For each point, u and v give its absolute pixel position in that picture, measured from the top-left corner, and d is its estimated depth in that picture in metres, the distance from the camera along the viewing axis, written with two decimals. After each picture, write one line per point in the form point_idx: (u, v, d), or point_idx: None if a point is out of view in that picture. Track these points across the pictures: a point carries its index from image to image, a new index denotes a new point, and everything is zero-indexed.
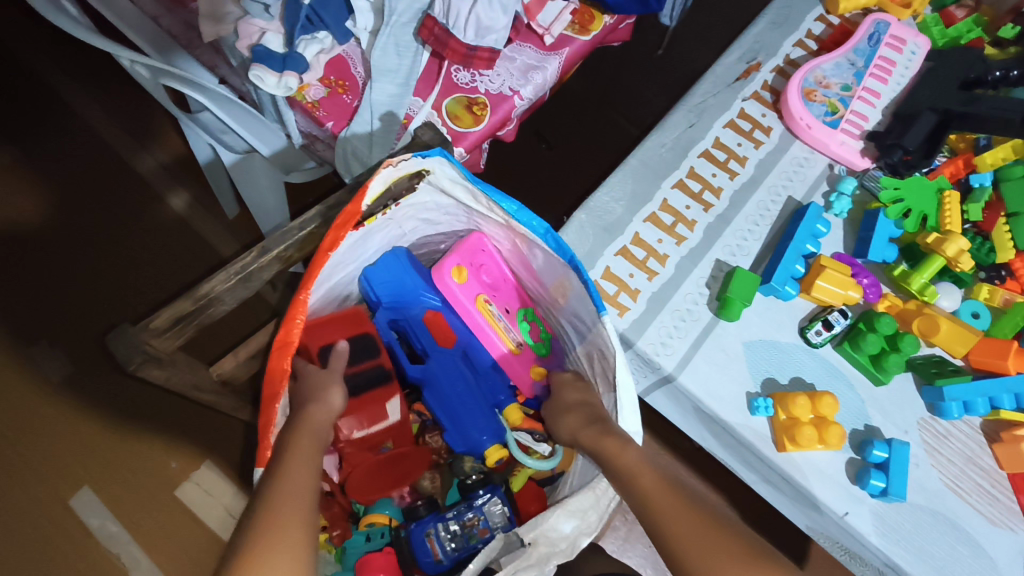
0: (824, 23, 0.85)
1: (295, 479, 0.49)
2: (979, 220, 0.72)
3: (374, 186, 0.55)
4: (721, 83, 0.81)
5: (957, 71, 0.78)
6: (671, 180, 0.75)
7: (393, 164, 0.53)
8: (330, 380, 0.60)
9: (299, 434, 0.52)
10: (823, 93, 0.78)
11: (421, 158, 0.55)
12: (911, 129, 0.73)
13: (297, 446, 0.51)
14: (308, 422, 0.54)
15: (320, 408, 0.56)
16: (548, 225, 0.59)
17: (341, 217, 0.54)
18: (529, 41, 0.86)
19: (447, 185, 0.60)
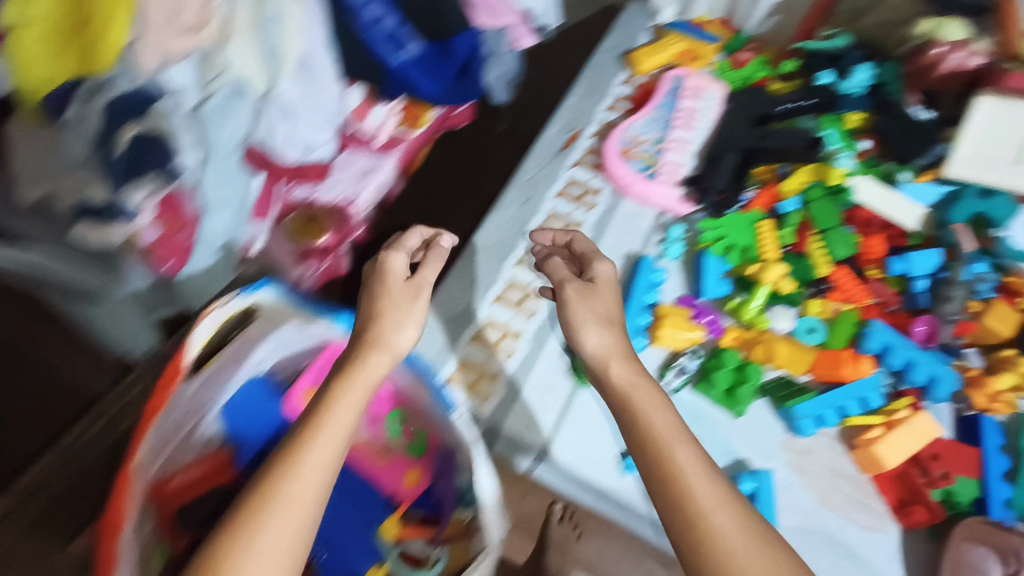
0: (631, 84, 0.92)
1: (308, 481, 0.41)
2: (793, 242, 0.78)
3: (200, 335, 0.61)
4: (547, 155, 0.86)
5: (749, 110, 0.86)
6: (513, 258, 0.78)
7: (217, 308, 0.62)
8: (404, 317, 0.49)
9: (342, 399, 0.44)
10: (638, 150, 0.84)
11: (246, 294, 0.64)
12: (718, 168, 0.80)
13: (330, 424, 0.43)
14: (347, 395, 0.45)
15: (382, 358, 0.47)
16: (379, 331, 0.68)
17: (166, 375, 0.60)
18: (360, 148, 0.88)
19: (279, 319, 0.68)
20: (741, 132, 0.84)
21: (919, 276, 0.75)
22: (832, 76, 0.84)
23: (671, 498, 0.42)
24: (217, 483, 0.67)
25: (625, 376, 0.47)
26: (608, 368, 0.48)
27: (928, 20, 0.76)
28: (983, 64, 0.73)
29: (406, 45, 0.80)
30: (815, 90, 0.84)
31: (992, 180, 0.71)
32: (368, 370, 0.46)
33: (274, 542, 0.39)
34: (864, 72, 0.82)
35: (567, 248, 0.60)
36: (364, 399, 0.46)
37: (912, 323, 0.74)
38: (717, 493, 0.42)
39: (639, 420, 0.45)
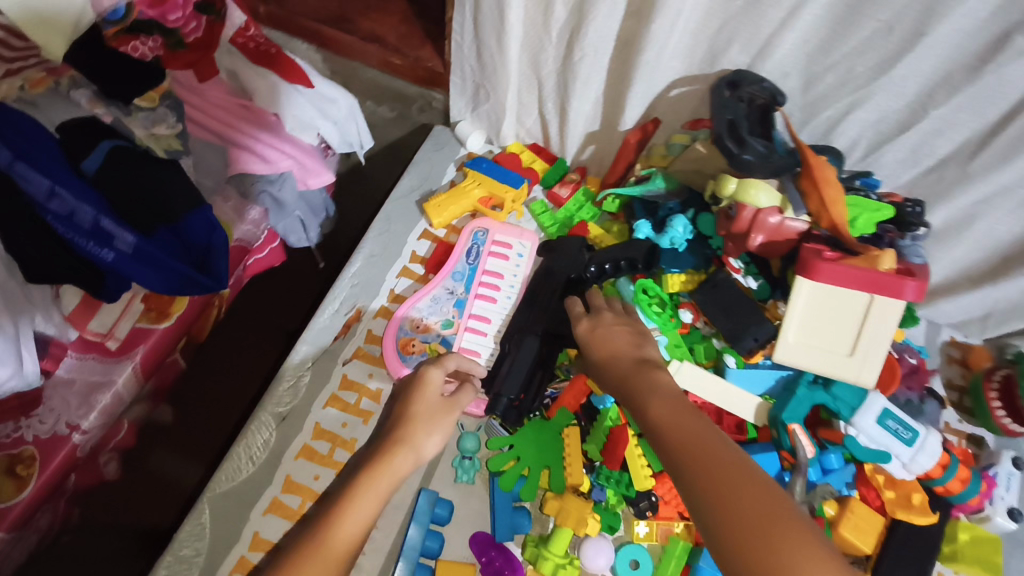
0: (428, 238, 0.77)
1: (348, 530, 0.49)
2: (601, 460, 0.63)
3: None
4: (318, 348, 0.70)
5: (558, 269, 0.71)
6: (262, 505, 0.61)
7: None
8: (433, 425, 0.55)
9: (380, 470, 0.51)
10: (421, 339, 0.70)
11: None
12: (506, 372, 0.64)
13: (364, 492, 0.50)
14: (389, 469, 0.52)
15: (406, 458, 0.53)
16: None
17: None
18: (90, 350, 0.71)
19: None
20: (544, 309, 0.69)
21: None
22: (648, 228, 0.70)
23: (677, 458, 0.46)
24: None
25: (664, 401, 0.50)
26: (647, 405, 0.50)
27: (731, 179, 0.61)
28: (803, 231, 0.61)
29: (117, 240, 0.66)
30: (625, 248, 0.69)
31: (819, 369, 0.59)
32: (396, 464, 0.52)
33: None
34: (682, 226, 0.68)
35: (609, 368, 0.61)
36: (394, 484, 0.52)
37: None
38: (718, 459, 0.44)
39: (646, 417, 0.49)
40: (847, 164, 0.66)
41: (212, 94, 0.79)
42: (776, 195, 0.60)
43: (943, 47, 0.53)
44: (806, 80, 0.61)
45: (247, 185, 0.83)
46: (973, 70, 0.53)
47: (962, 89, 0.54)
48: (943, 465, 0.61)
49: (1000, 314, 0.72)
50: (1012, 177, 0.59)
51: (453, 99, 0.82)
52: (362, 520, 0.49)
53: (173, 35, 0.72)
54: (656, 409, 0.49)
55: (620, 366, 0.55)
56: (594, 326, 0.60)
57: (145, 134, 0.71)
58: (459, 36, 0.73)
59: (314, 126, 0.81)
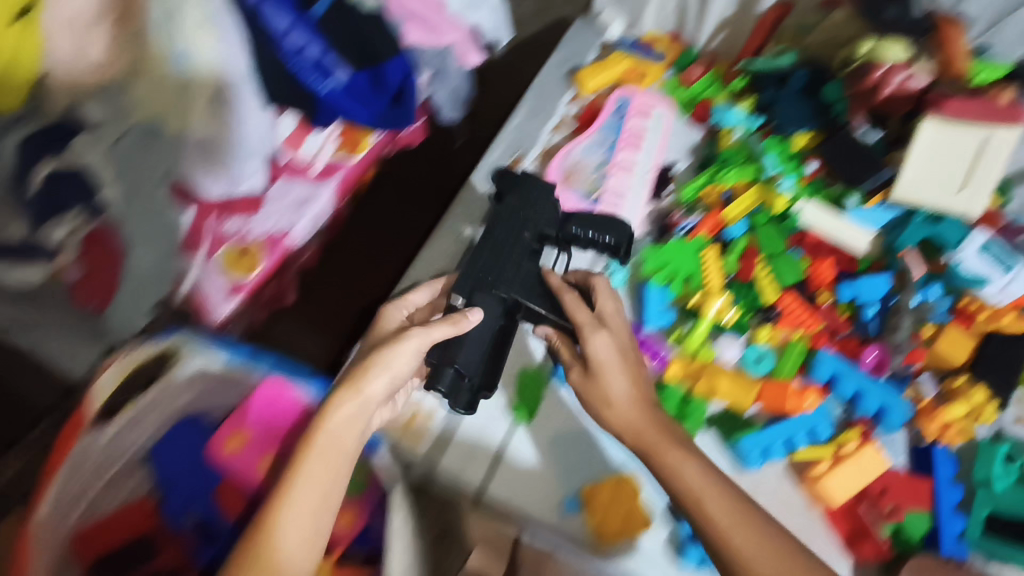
0: (577, 104, 0.89)
1: (303, 492, 0.51)
2: (737, 270, 0.76)
3: (105, 383, 0.59)
4: (488, 182, 0.84)
5: (513, 225, 0.68)
6: None
7: (118, 359, 0.60)
8: (382, 369, 0.57)
9: (308, 457, 0.53)
10: (580, 175, 0.81)
11: (162, 337, 0.62)
12: (467, 342, 0.61)
13: (302, 476, 0.52)
14: (328, 436, 0.54)
15: (345, 405, 0.55)
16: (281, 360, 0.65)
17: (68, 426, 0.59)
18: (296, 175, 0.84)
19: (200, 367, 0.65)
20: (507, 272, 0.66)
21: (868, 303, 0.73)
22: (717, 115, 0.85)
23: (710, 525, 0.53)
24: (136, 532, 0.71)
25: (696, 467, 0.56)
26: (680, 469, 0.56)
27: (867, 42, 0.73)
28: (924, 86, 0.71)
29: (334, 73, 0.78)
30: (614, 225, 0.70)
31: (933, 204, 0.69)
32: (332, 428, 0.54)
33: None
34: (728, 112, 0.84)
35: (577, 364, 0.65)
36: (343, 444, 0.55)
37: (861, 352, 0.72)
38: (726, 504, 0.53)
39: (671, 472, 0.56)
40: (971, 35, 0.73)
41: None
42: (905, 53, 0.71)
43: None
44: None
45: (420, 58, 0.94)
46: None
47: None
48: None
49: None
50: None
51: None
52: (320, 481, 0.52)
53: None
54: (688, 475, 0.55)
55: (630, 419, 0.59)
56: (609, 351, 0.62)
57: None
58: None
59: (477, 8, 0.97)
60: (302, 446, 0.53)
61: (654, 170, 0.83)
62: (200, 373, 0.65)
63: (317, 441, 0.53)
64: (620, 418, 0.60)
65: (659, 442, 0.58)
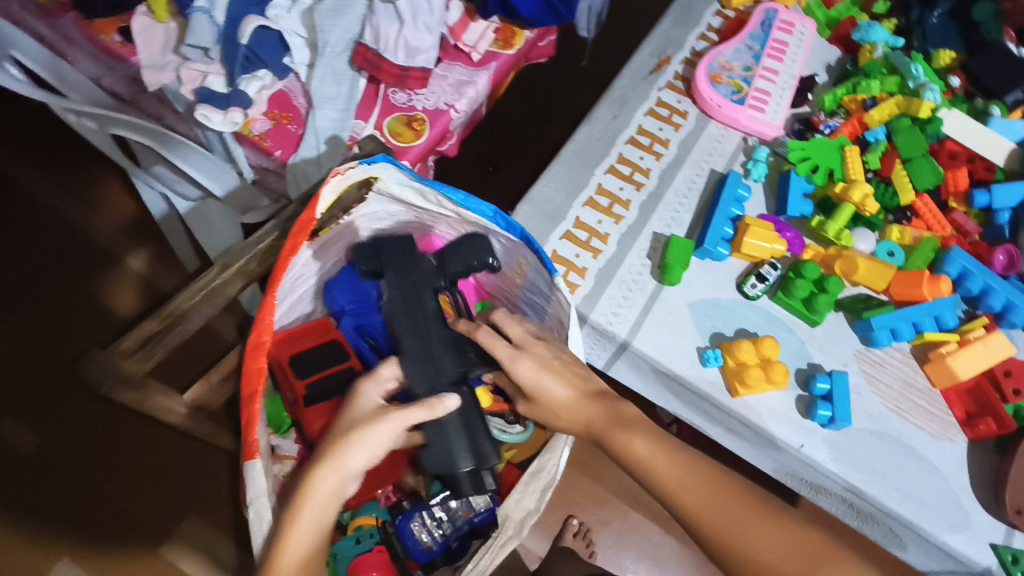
0: (722, 16, 0.94)
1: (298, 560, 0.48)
2: (878, 168, 0.80)
3: (325, 194, 0.59)
4: (637, 77, 0.89)
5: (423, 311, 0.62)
6: (606, 164, 0.82)
7: (341, 172, 0.58)
8: (364, 437, 0.50)
9: (298, 521, 0.48)
10: (727, 75, 0.86)
11: (365, 164, 0.60)
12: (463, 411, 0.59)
13: (292, 539, 0.48)
14: (317, 502, 0.48)
15: (326, 479, 0.48)
16: (496, 207, 0.64)
17: (297, 226, 0.59)
18: (458, 60, 0.92)
19: (397, 190, 0.65)
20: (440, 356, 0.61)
21: (1003, 209, 0.77)
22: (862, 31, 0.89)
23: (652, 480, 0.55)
24: (323, 338, 0.71)
25: (644, 438, 0.56)
26: (628, 443, 0.56)
27: None
28: None
29: None
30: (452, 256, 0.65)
31: None
32: (320, 492, 0.48)
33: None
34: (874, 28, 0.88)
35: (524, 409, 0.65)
36: (338, 494, 0.49)
37: (992, 252, 0.75)
38: (659, 446, 0.56)
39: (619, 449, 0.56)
40: None
41: None
42: None
43: None
44: None
45: None
46: None
47: None
48: None
49: None
50: None
51: None
52: (326, 518, 0.49)
53: None
54: (639, 449, 0.56)
55: (579, 414, 0.59)
56: (540, 371, 0.59)
57: None
58: None
59: None
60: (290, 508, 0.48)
61: (797, 78, 0.87)
62: (394, 193, 0.66)
63: (306, 504, 0.48)
64: (569, 420, 0.59)
65: (607, 429, 0.58)
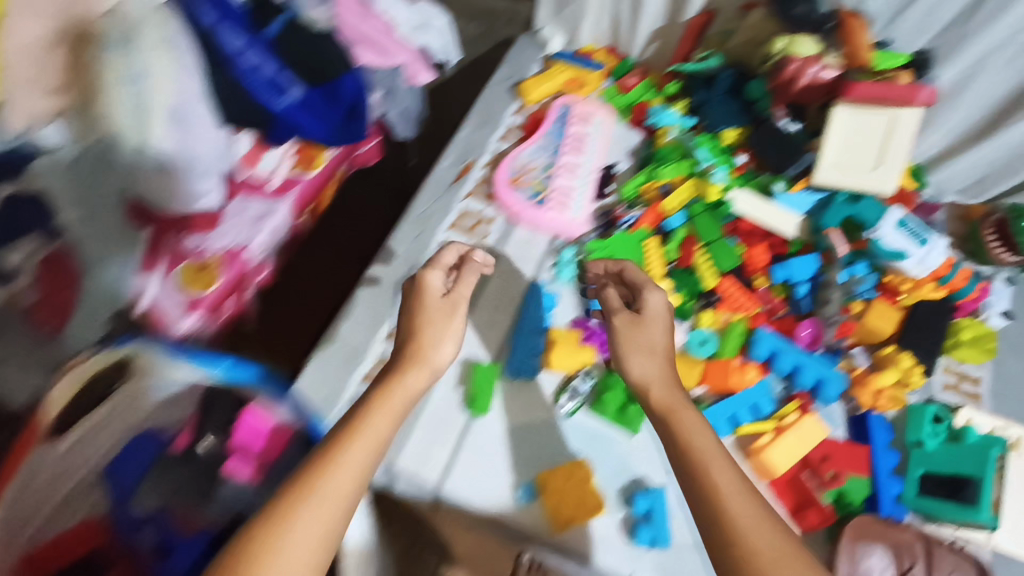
0: (522, 113, 0.94)
1: (357, 450, 0.48)
2: (677, 257, 0.80)
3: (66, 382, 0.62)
4: (440, 189, 0.87)
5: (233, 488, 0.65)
6: (408, 289, 0.79)
7: (74, 363, 0.63)
8: (443, 332, 0.57)
9: (376, 415, 0.50)
10: (527, 178, 0.86)
11: (119, 344, 0.65)
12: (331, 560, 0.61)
13: (370, 425, 0.49)
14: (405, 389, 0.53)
15: (418, 374, 0.54)
16: (259, 372, 0.67)
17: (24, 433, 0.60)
18: (253, 193, 0.88)
19: (158, 372, 0.65)
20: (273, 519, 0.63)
21: (801, 282, 0.77)
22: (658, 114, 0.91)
23: (693, 474, 0.51)
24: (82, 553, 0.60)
25: (706, 436, 0.53)
26: (688, 432, 0.53)
27: (781, 38, 0.77)
28: (836, 77, 0.75)
29: (289, 90, 0.82)
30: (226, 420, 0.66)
31: (851, 185, 0.75)
32: (409, 384, 0.53)
33: (312, 520, 0.43)
34: (663, 112, 0.91)
35: (616, 275, 0.71)
36: (397, 414, 0.52)
37: (797, 327, 0.75)
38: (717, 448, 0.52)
39: (675, 433, 0.53)
40: (874, 31, 0.80)
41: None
42: (815, 46, 0.75)
43: None
44: None
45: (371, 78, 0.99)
46: None
47: None
48: (949, 265, 0.77)
49: (996, 175, 0.89)
50: (1002, 33, 0.74)
51: (541, 8, 0.99)
52: (365, 458, 0.48)
53: None
54: (693, 433, 0.53)
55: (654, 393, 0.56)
56: (630, 326, 0.61)
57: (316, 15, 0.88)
58: None
59: (421, 34, 1.06)
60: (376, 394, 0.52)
61: (597, 170, 0.88)
62: (156, 381, 0.65)
63: (354, 446, 0.48)
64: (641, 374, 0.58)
65: (667, 406, 0.55)
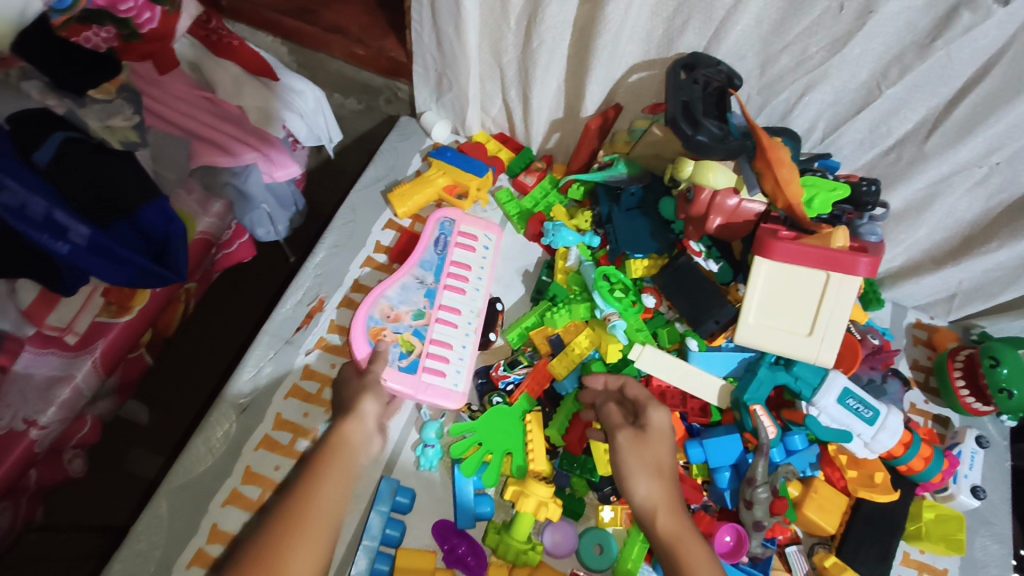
0: (393, 228, 0.77)
1: (320, 517, 0.50)
2: (564, 442, 0.63)
3: None
4: (279, 339, 0.69)
5: None
6: (223, 494, 0.60)
7: None
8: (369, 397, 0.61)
9: (329, 475, 0.54)
10: (392, 329, 0.67)
11: None
12: None
13: (321, 492, 0.52)
14: (350, 441, 0.57)
15: (354, 425, 0.58)
16: None
17: None
18: (49, 346, 0.69)
19: None
20: None
21: (721, 466, 0.61)
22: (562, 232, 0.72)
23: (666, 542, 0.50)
24: None
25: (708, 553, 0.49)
26: (682, 537, 0.50)
27: (689, 161, 0.61)
28: (761, 212, 0.61)
29: (70, 232, 0.64)
30: None
31: (779, 351, 0.59)
32: (350, 437, 0.57)
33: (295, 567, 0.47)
34: (563, 229, 0.72)
35: (620, 395, 0.61)
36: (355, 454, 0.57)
37: (717, 531, 0.59)
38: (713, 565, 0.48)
39: (677, 555, 0.49)
40: (805, 147, 0.66)
41: (175, 86, 0.80)
42: (732, 176, 0.60)
43: (881, 39, 0.54)
44: (762, 62, 0.60)
45: (211, 180, 0.82)
46: (923, 49, 0.53)
47: (914, 67, 0.54)
48: (905, 443, 0.61)
49: (966, 295, 0.73)
50: (970, 154, 0.59)
51: (418, 90, 0.82)
52: (332, 508, 0.52)
53: (125, 25, 0.71)
54: (664, 515, 0.51)
55: (649, 495, 0.52)
56: (635, 449, 0.54)
57: (101, 126, 0.70)
58: (419, 26, 0.73)
59: (281, 118, 0.83)
60: (323, 454, 0.56)
61: (485, 313, 0.70)
62: None
63: (316, 501, 0.51)
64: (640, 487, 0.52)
65: (673, 530, 0.50)
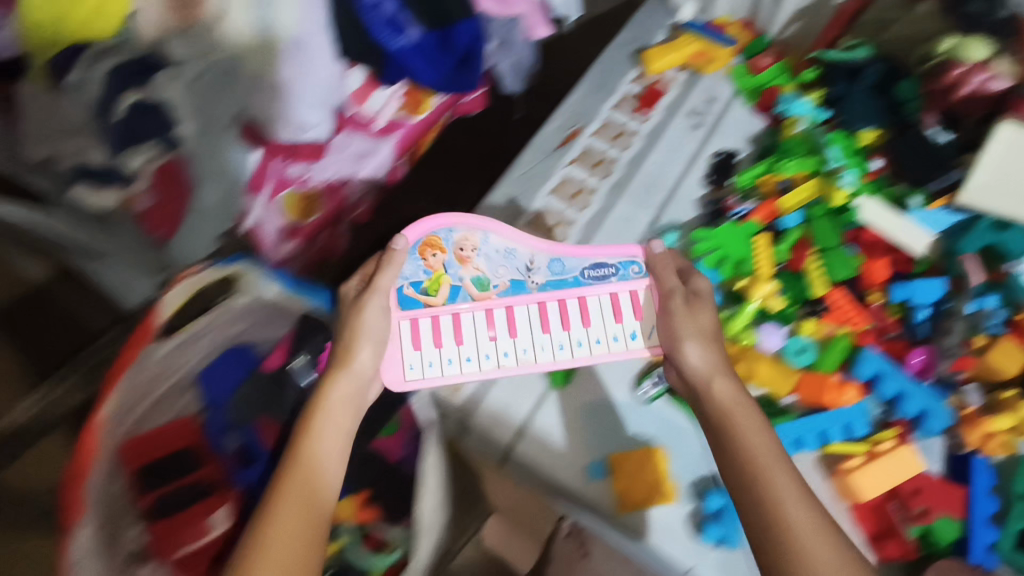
0: (640, 82, 0.89)
1: (317, 480, 0.54)
2: (788, 259, 0.75)
3: (172, 298, 0.63)
4: (544, 151, 0.84)
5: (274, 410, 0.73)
6: None
7: (192, 273, 0.64)
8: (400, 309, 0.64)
9: (313, 433, 0.57)
10: (454, 262, 0.68)
11: (229, 261, 0.67)
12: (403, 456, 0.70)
13: (309, 450, 0.56)
14: (333, 393, 0.59)
15: (344, 376, 0.60)
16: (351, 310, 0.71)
17: (136, 335, 0.62)
18: (359, 129, 0.88)
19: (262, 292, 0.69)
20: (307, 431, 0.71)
21: (921, 305, 0.72)
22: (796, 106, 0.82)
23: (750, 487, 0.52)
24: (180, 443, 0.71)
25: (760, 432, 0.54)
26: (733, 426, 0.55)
27: (949, 39, 0.74)
28: (1005, 88, 0.71)
29: (406, 30, 0.79)
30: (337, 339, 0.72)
31: (1003, 208, 0.69)
32: (335, 390, 0.60)
33: (266, 540, 0.50)
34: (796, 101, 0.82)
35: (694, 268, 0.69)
36: (345, 401, 0.59)
37: (907, 354, 0.71)
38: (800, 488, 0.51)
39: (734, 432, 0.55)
40: None
41: None
42: (990, 51, 0.71)
43: None
44: None
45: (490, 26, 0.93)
46: None
47: None
48: None
49: None
50: None
51: None
52: (316, 469, 0.55)
53: None
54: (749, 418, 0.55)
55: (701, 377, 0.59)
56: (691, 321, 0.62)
57: None
58: None
59: None
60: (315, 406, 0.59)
61: (518, 359, 0.66)
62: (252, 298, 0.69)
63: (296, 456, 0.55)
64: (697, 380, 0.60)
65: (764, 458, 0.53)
